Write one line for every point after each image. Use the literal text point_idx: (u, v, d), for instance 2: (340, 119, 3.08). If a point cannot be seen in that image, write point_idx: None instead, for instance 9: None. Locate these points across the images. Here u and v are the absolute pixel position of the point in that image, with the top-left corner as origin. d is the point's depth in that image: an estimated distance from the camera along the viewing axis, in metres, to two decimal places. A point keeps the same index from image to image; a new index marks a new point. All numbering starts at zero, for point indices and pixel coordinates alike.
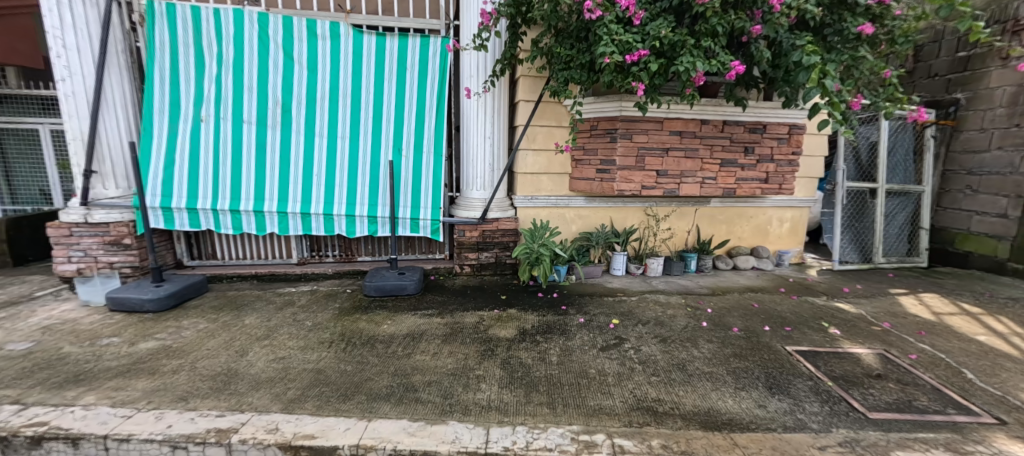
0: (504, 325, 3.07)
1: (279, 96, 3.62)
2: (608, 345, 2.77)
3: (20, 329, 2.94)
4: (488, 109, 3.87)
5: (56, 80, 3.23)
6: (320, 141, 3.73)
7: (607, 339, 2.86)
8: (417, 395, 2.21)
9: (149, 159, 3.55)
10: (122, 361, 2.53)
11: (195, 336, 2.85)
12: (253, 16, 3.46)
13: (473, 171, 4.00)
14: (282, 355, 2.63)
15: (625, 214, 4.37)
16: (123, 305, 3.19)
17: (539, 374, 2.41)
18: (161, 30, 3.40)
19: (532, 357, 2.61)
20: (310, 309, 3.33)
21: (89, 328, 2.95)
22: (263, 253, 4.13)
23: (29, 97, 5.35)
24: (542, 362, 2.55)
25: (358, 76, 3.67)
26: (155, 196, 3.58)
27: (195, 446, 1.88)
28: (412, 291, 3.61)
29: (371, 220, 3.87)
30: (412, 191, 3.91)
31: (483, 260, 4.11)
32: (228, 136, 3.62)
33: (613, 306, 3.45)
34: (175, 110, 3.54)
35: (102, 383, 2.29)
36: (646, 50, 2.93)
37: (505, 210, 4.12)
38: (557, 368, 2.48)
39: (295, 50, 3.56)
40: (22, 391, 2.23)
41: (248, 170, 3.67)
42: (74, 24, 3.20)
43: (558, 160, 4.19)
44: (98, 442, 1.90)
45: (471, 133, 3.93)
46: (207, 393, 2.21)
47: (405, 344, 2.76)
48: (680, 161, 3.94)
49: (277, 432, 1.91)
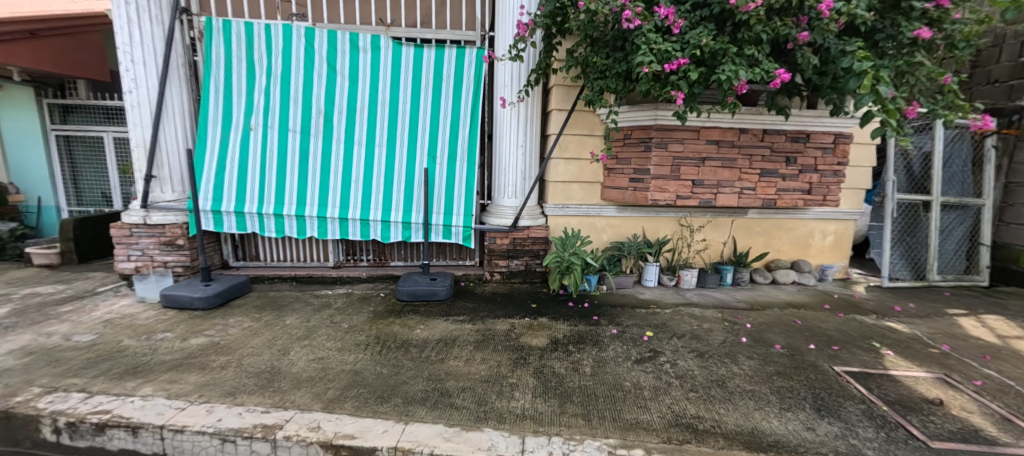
0: (536, 333, 3.07)
1: (322, 105, 3.78)
2: (643, 358, 2.71)
3: (86, 322, 3.17)
4: (521, 118, 3.91)
5: (126, 92, 3.52)
6: (359, 149, 3.86)
7: (641, 351, 2.81)
8: (451, 400, 2.23)
9: (203, 166, 3.76)
10: (175, 355, 2.68)
11: (240, 334, 2.99)
12: (301, 31, 3.64)
13: (505, 178, 4.03)
14: (321, 355, 2.71)
15: (657, 224, 4.31)
16: (175, 302, 3.38)
17: (573, 385, 2.39)
18: (217, 44, 3.62)
19: (564, 367, 2.59)
20: (346, 311, 3.43)
21: (146, 324, 3.14)
22: (300, 256, 4.27)
23: (95, 107, 5.74)
24: (575, 372, 2.53)
25: (397, 86, 3.80)
26: (206, 200, 3.78)
27: (242, 440, 1.95)
28: (443, 297, 3.65)
29: (405, 226, 3.95)
30: (445, 198, 3.98)
31: (513, 268, 4.12)
32: (275, 144, 3.80)
33: (646, 318, 3.38)
34: (227, 119, 3.74)
35: (158, 376, 2.43)
36: (686, 58, 2.89)
37: (536, 218, 4.12)
38: (591, 379, 2.45)
39: (338, 62, 3.72)
40: (88, 380, 2.39)
41: (292, 177, 3.84)
42: (142, 40, 3.47)
43: (589, 168, 4.17)
44: (156, 431, 2.01)
45: (504, 142, 3.97)
46: (252, 390, 2.30)
47: (438, 350, 2.80)
48: (717, 171, 3.85)
49: (319, 430, 1.97)
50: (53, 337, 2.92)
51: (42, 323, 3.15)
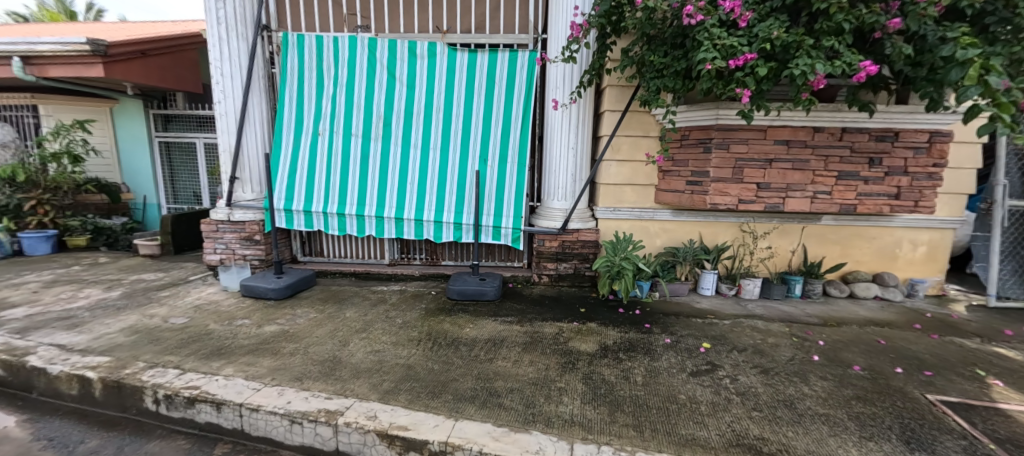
0: (585, 338, 3.01)
1: (381, 111, 3.98)
2: (699, 371, 2.58)
3: (180, 306, 3.58)
4: (573, 120, 3.88)
5: (216, 103, 3.94)
6: (415, 152, 4.02)
7: (697, 363, 2.67)
8: (500, 400, 2.25)
9: (277, 168, 4.10)
10: (251, 340, 2.94)
11: (307, 324, 3.22)
12: (365, 41, 3.87)
13: (556, 180, 4.00)
14: (378, 348, 2.86)
15: (716, 229, 4.08)
16: (252, 292, 3.72)
17: (624, 394, 2.33)
18: (292, 56, 3.94)
19: (614, 375, 2.52)
20: (400, 307, 3.58)
21: (228, 310, 3.48)
22: (360, 254, 4.52)
23: (189, 116, 6.42)
24: (626, 381, 2.46)
25: (451, 90, 3.92)
26: (279, 199, 4.12)
27: (308, 423, 2.10)
28: (492, 297, 3.70)
29: (457, 226, 4.05)
30: (496, 200, 4.03)
31: (561, 271, 4.08)
32: (339, 147, 4.05)
33: (703, 328, 3.21)
34: (299, 125, 4.06)
35: (237, 358, 2.68)
36: (755, 52, 2.72)
37: (586, 221, 4.06)
38: (643, 389, 2.37)
39: (397, 69, 3.91)
40: (181, 357, 2.70)
41: (353, 178, 4.07)
42: (229, 56, 3.86)
43: (643, 171, 4.04)
44: (235, 408, 2.22)
45: (555, 144, 3.95)
46: (316, 376, 2.47)
47: (487, 349, 2.84)
48: (786, 174, 3.57)
49: (376, 419, 2.07)
50: (154, 318, 3.33)
51: (146, 305, 3.60)
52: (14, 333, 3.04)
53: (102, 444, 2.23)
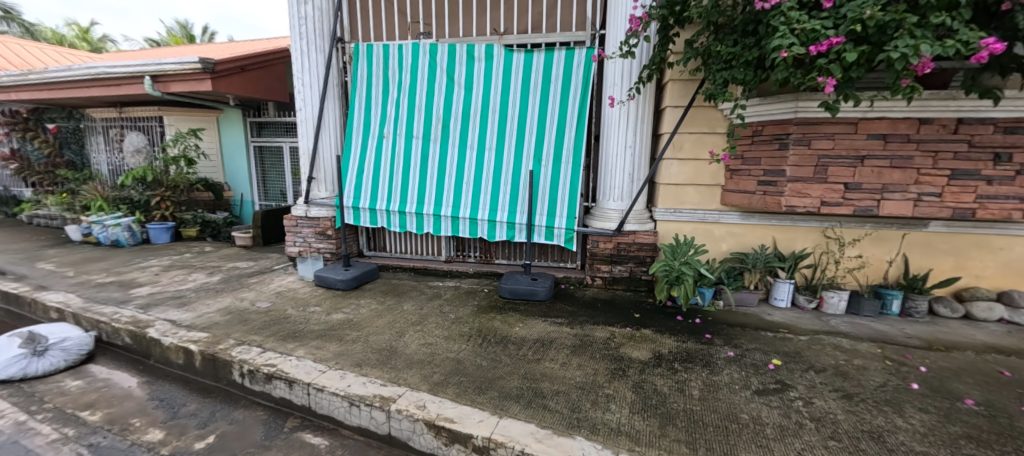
0: (637, 345, 2.89)
1: (440, 113, 4.14)
2: (765, 389, 2.35)
3: (265, 292, 4.02)
4: (631, 117, 3.73)
5: (298, 110, 4.37)
6: (471, 152, 4.13)
7: (764, 381, 2.44)
8: (545, 402, 2.24)
9: (347, 169, 4.44)
10: (321, 326, 3.23)
11: (368, 314, 3.46)
12: (427, 47, 4.05)
13: (612, 180, 3.87)
14: (431, 341, 2.98)
15: (793, 234, 3.69)
16: (323, 282, 4.07)
17: (677, 407, 2.19)
18: (362, 65, 4.26)
19: (668, 386, 2.39)
20: (454, 303, 3.70)
21: (303, 298, 3.84)
22: (418, 250, 4.74)
23: (278, 123, 7.13)
24: (680, 393, 2.32)
25: (507, 91, 3.97)
26: (349, 197, 4.46)
27: (365, 407, 2.25)
28: (543, 298, 3.68)
29: (510, 226, 4.08)
30: (549, 200, 3.99)
31: (616, 274, 3.95)
32: (401, 149, 4.29)
33: (773, 343, 2.92)
34: (367, 128, 4.36)
35: (308, 342, 2.95)
36: (843, 36, 2.42)
37: (644, 222, 3.88)
38: (699, 404, 2.22)
39: (456, 73, 4.04)
40: (263, 338, 3.03)
41: (414, 178, 4.28)
42: (309, 67, 4.26)
43: (708, 170, 3.77)
44: (304, 387, 2.44)
45: (611, 143, 3.83)
46: (373, 364, 2.64)
47: (535, 349, 2.83)
48: (882, 173, 3.12)
49: (425, 409, 2.16)
50: (245, 301, 3.77)
51: (238, 290, 4.09)
52: (140, 308, 3.62)
53: (198, 408, 2.57)
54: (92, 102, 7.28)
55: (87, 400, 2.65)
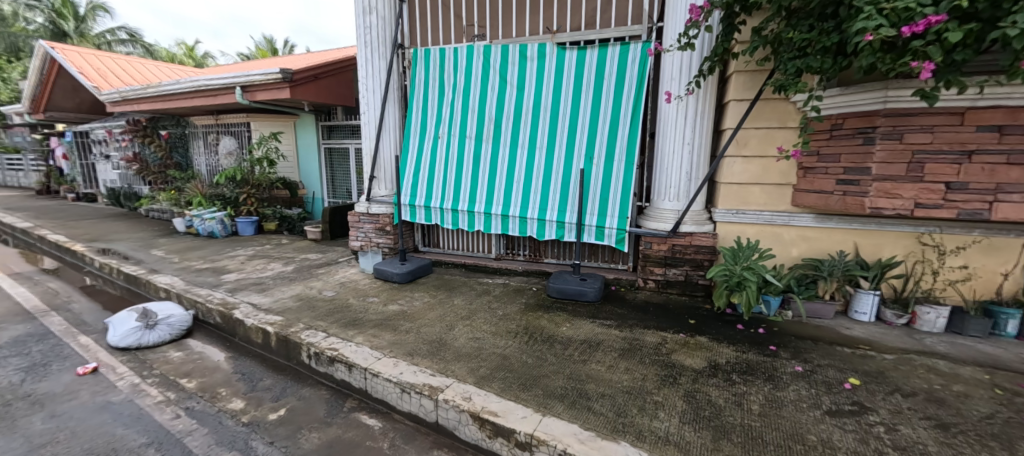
0: (691, 352, 2.73)
1: (493, 113, 4.22)
2: (839, 410, 2.12)
3: (331, 282, 4.34)
4: (690, 112, 3.54)
5: (362, 113, 4.68)
6: (522, 151, 4.15)
7: (837, 401, 2.20)
8: (589, 404, 2.20)
9: (405, 168, 4.67)
10: (378, 315, 3.43)
11: (421, 307, 3.61)
12: (481, 49, 4.15)
13: (667, 179, 3.70)
14: (479, 335, 3.05)
15: (879, 239, 3.28)
16: (381, 275, 4.31)
17: (733, 421, 2.05)
18: (421, 69, 4.46)
19: (723, 397, 2.24)
20: (502, 300, 3.75)
21: (364, 289, 4.10)
22: (470, 247, 4.86)
23: (346, 126, 7.66)
24: (737, 407, 2.16)
25: (559, 90, 3.95)
26: (406, 195, 4.68)
27: (415, 395, 2.35)
28: (592, 299, 3.61)
29: (559, 225, 4.04)
30: (600, 199, 3.91)
31: (670, 277, 3.77)
32: (455, 149, 4.42)
33: (851, 360, 2.62)
34: (423, 129, 4.55)
35: (366, 330, 3.15)
36: (944, 13, 2.12)
37: (702, 224, 3.67)
38: (759, 420, 2.05)
39: (508, 73, 4.10)
40: (328, 324, 3.28)
41: (466, 177, 4.40)
42: (373, 73, 4.55)
43: (777, 168, 3.47)
44: (361, 371, 2.61)
45: (667, 140, 3.66)
46: (424, 354, 2.76)
47: (581, 350, 2.79)
48: (997, 171, 2.65)
49: (471, 401, 2.21)
50: (313, 290, 4.11)
51: (308, 279, 4.46)
52: (228, 291, 4.08)
53: (272, 383, 2.85)
54: (195, 110, 8.30)
55: (185, 369, 3.04)
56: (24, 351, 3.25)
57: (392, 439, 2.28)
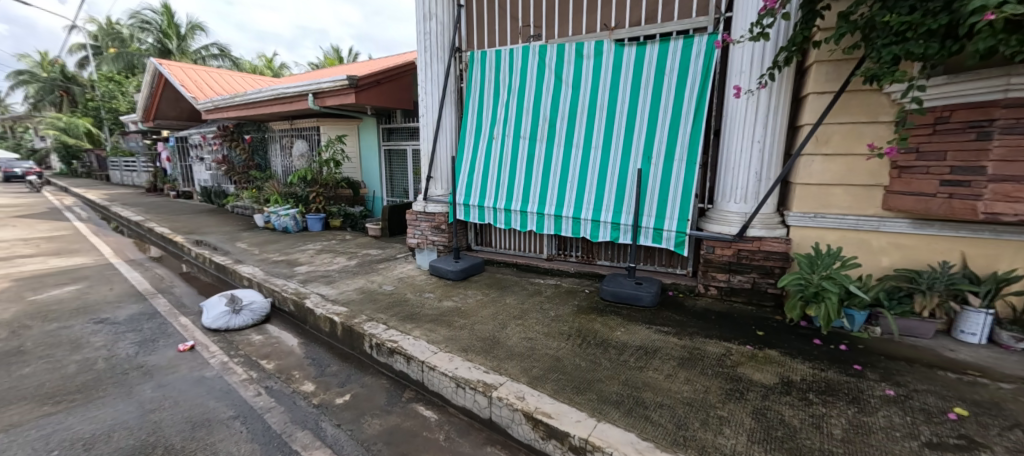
0: (760, 366, 2.53)
1: (547, 113, 4.19)
2: (942, 443, 1.86)
3: (390, 277, 4.54)
4: (761, 108, 3.28)
5: (421, 116, 4.86)
6: (576, 151, 4.09)
7: (940, 433, 1.93)
8: (647, 413, 2.11)
9: (460, 168, 4.77)
10: (434, 311, 3.53)
11: (474, 304, 3.67)
12: (536, 49, 4.14)
13: (733, 180, 3.46)
14: (531, 335, 3.03)
15: (992, 249, 2.85)
16: (436, 271, 4.45)
17: (810, 445, 1.87)
18: (477, 71, 4.54)
19: (798, 418, 2.05)
20: (554, 301, 3.71)
21: (420, 285, 4.24)
22: (521, 247, 4.86)
23: (404, 129, 7.94)
24: (815, 429, 1.96)
25: (616, 88, 3.84)
26: (460, 195, 4.78)
27: (469, 390, 2.39)
28: (648, 304, 3.47)
29: (614, 226, 3.92)
30: (658, 200, 3.74)
31: (735, 284, 3.52)
32: (509, 149, 4.45)
33: (956, 386, 2.29)
34: (478, 130, 4.62)
35: (422, 324, 3.25)
36: None
37: (773, 228, 3.39)
38: (841, 447, 1.85)
39: (564, 72, 4.05)
40: (387, 316, 3.43)
41: (520, 177, 4.40)
42: (432, 77, 4.71)
43: (864, 167, 3.12)
44: (419, 364, 2.70)
45: (735, 137, 3.42)
46: (477, 351, 2.79)
47: (638, 357, 2.68)
48: None
49: (523, 401, 2.20)
50: (374, 284, 4.32)
51: (369, 274, 4.70)
52: (300, 282, 4.41)
53: (338, 370, 3.03)
54: (274, 116, 9.07)
55: (262, 352, 3.32)
56: (137, 327, 3.71)
57: (447, 432, 2.32)
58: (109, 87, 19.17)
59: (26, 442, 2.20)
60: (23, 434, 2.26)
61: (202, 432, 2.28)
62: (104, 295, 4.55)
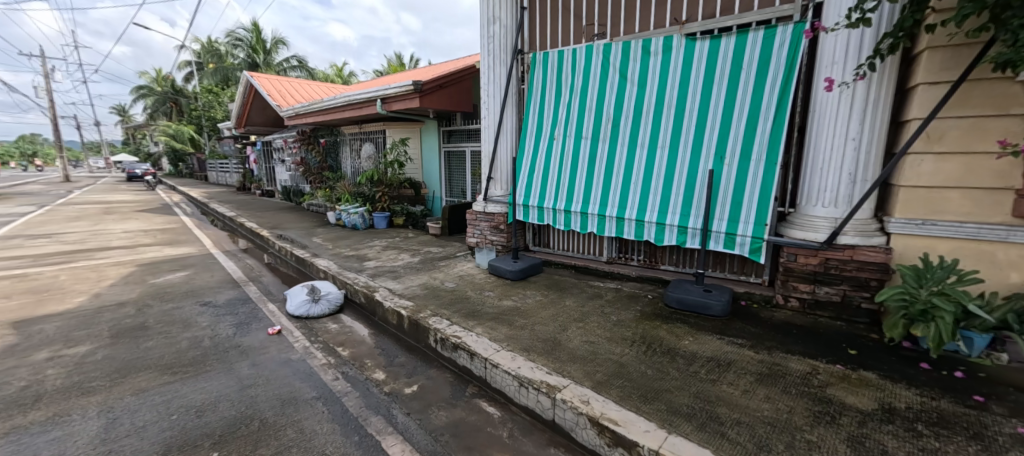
0: (854, 388, 2.28)
1: (611, 112, 4.10)
2: None
3: (451, 275, 4.68)
4: (856, 102, 2.96)
5: (484, 118, 4.96)
6: (641, 151, 3.95)
7: None
8: (723, 429, 1.98)
9: (520, 169, 4.80)
10: (494, 309, 3.58)
11: (533, 305, 3.67)
12: (601, 48, 4.07)
13: (821, 181, 3.15)
14: (593, 339, 2.97)
15: None
16: (495, 271, 4.51)
17: None
18: (539, 72, 4.55)
19: (905, 450, 1.81)
20: (615, 305, 3.61)
21: (480, 283, 4.32)
22: (580, 249, 4.79)
23: (464, 131, 8.14)
24: None
25: (685, 84, 3.65)
26: (520, 195, 4.81)
27: (533, 390, 2.39)
28: (718, 314, 3.27)
29: (681, 230, 3.73)
30: (732, 203, 3.50)
31: (821, 296, 3.21)
32: (570, 149, 4.40)
33: None
34: (539, 131, 4.62)
35: (483, 322, 3.31)
36: None
37: (869, 235, 3.04)
38: None
39: (629, 70, 3.94)
40: (450, 312, 3.54)
41: (581, 178, 4.34)
42: (495, 80, 4.80)
43: (989, 168, 2.70)
44: (482, 361, 2.74)
45: (823, 135, 3.12)
46: (539, 352, 2.79)
47: (710, 369, 2.53)
48: None
49: (588, 405, 2.16)
50: (436, 280, 4.47)
51: (431, 270, 4.87)
52: (369, 276, 4.68)
53: (405, 361, 3.17)
54: (346, 121, 9.72)
55: (337, 339, 3.56)
56: (234, 311, 4.14)
57: (510, 429, 2.33)
58: (209, 98, 21.59)
59: (151, 405, 2.54)
60: (149, 398, 2.61)
61: (291, 409, 2.49)
62: (207, 281, 5.14)
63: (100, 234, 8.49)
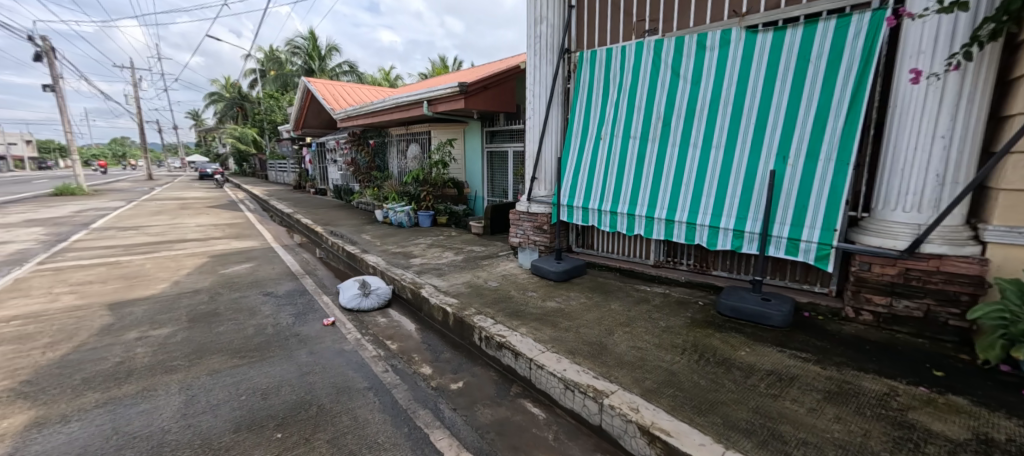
0: (942, 414, 2.05)
1: (661, 111, 3.95)
2: None
3: (494, 274, 4.71)
4: (946, 95, 2.67)
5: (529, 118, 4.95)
6: (693, 151, 3.78)
7: None
8: (787, 449, 1.84)
9: (565, 169, 4.74)
10: (538, 310, 3.56)
11: (577, 307, 3.61)
12: (652, 45, 3.94)
13: (902, 184, 2.87)
14: (641, 345, 2.88)
15: None
16: (538, 271, 4.48)
17: None
18: (586, 71, 4.47)
19: None
20: (664, 311, 3.48)
21: (522, 283, 4.31)
22: (625, 251, 4.66)
23: (506, 130, 8.11)
24: None
25: (744, 80, 3.46)
26: (564, 196, 4.76)
27: (579, 394, 2.35)
28: (777, 324, 3.05)
29: (737, 234, 3.53)
30: (796, 206, 3.27)
31: (899, 310, 2.92)
32: (618, 149, 4.29)
33: None
34: (585, 130, 4.55)
35: (526, 322, 3.30)
36: None
37: (959, 244, 2.73)
38: None
39: (682, 66, 3.78)
40: (494, 311, 3.56)
41: (628, 178, 4.22)
42: (541, 80, 4.78)
43: None
44: (527, 361, 2.73)
45: (906, 133, 2.84)
46: (584, 355, 2.74)
47: (770, 383, 2.37)
48: None
49: (638, 413, 2.09)
50: (480, 279, 4.51)
51: (475, 269, 4.93)
52: (415, 273, 4.81)
53: (450, 357, 3.22)
54: (394, 123, 10.06)
55: (385, 333, 3.68)
56: (293, 301, 4.40)
57: (555, 432, 2.30)
58: (271, 103, 23.15)
59: (223, 385, 2.74)
60: (221, 379, 2.82)
61: (345, 397, 2.60)
62: (268, 273, 5.50)
63: (177, 227, 9.34)
